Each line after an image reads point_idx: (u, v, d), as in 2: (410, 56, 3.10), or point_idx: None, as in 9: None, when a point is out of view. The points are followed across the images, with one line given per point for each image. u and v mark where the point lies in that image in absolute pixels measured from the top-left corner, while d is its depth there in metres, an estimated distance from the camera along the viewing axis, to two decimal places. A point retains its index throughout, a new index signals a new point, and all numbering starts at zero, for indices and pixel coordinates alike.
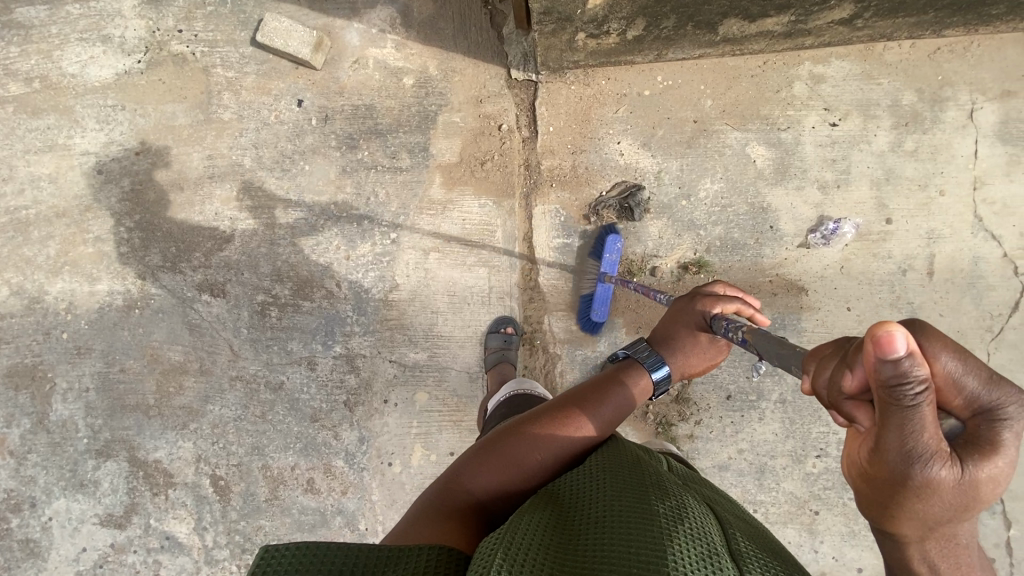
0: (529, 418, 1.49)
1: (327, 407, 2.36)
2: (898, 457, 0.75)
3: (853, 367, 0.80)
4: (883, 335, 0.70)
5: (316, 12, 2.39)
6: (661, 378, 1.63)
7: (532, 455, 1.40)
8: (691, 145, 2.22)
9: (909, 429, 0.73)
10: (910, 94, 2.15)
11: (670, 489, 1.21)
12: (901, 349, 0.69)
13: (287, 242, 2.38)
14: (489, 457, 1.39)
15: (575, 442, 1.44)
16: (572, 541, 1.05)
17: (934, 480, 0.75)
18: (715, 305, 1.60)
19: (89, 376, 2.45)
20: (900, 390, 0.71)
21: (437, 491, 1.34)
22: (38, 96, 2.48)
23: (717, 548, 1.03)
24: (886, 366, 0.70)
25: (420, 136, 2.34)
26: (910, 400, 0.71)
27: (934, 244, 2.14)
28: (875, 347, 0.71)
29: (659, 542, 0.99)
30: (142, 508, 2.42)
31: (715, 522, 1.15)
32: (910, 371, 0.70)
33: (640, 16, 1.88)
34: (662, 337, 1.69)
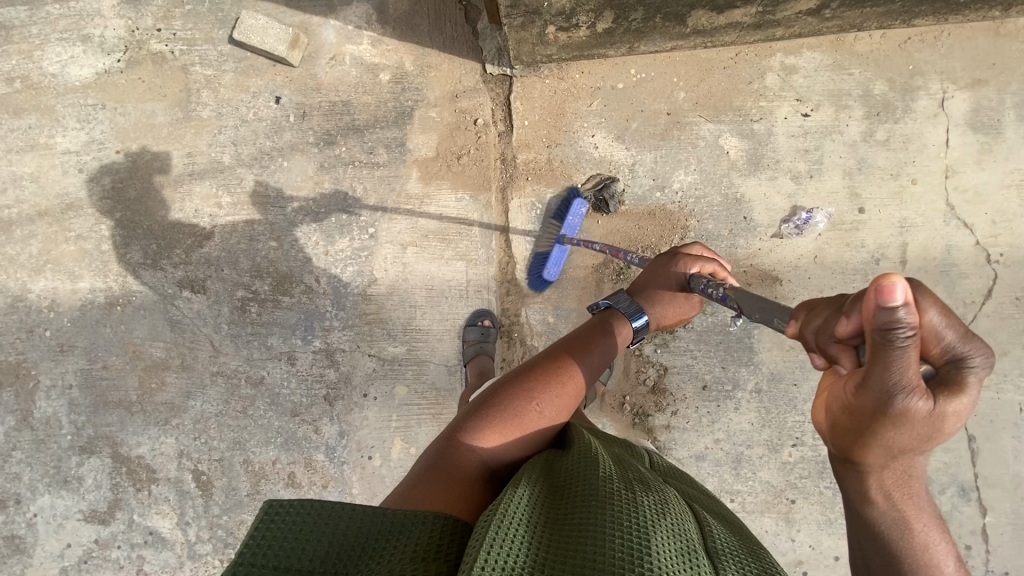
0: (518, 374, 1.44)
1: (307, 402, 2.38)
2: (879, 390, 0.78)
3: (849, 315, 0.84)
4: (883, 284, 0.72)
5: (293, 10, 2.41)
6: (640, 326, 1.67)
7: (530, 406, 1.34)
8: (664, 138, 2.24)
9: (898, 369, 0.75)
10: (881, 83, 2.17)
11: (654, 484, 1.13)
12: (900, 297, 0.71)
13: (266, 238, 2.40)
14: (487, 415, 1.31)
15: (570, 392, 1.43)
16: (558, 522, 0.96)
17: (909, 412, 0.78)
18: (694, 264, 1.65)
19: (72, 373, 2.47)
20: (893, 334, 0.73)
21: (433, 458, 1.22)
22: (19, 96, 2.51)
23: (696, 546, 0.95)
24: (883, 313, 0.73)
25: (397, 131, 2.36)
26: (902, 342, 0.73)
27: (906, 233, 2.15)
28: (878, 293, 0.72)
29: (643, 532, 0.92)
30: (126, 503, 2.44)
31: (696, 518, 1.08)
32: (906, 319, 0.72)
33: (608, 8, 1.89)
34: (643, 291, 1.71)
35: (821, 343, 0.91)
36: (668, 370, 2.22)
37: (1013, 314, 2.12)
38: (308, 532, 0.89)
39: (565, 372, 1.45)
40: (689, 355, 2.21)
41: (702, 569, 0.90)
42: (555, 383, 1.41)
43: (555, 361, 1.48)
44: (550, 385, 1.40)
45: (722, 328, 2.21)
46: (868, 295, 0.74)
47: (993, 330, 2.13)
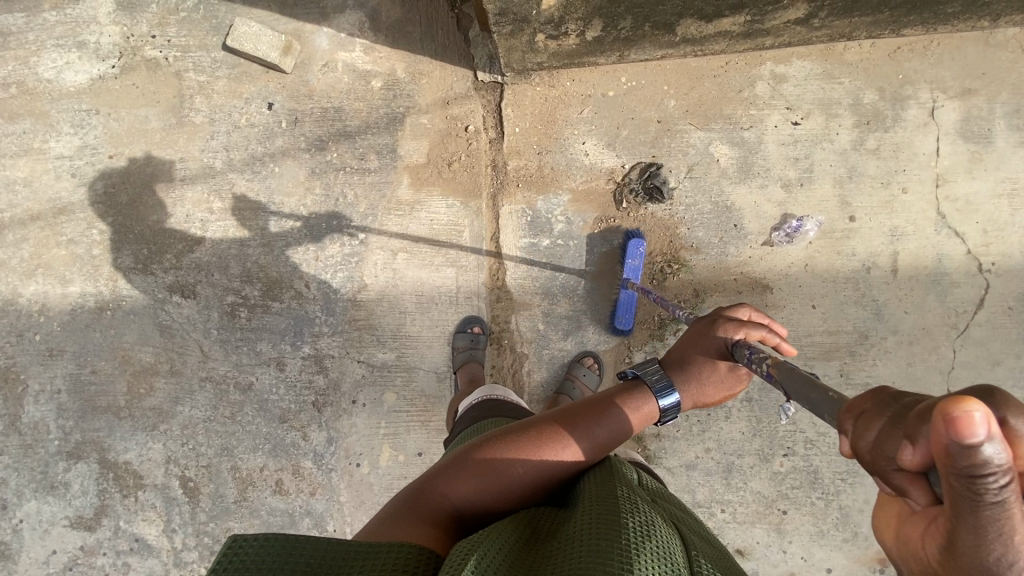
0: (516, 430, 1.34)
1: (296, 408, 2.37)
2: (982, 552, 0.59)
3: (912, 440, 0.63)
4: (955, 413, 0.55)
5: (287, 17, 2.42)
6: (669, 406, 1.41)
7: (516, 467, 1.25)
8: (655, 145, 2.24)
9: (992, 524, 0.58)
10: (871, 92, 2.17)
11: (640, 502, 1.11)
12: (982, 432, 0.54)
13: (256, 243, 2.40)
14: (469, 465, 1.25)
15: (565, 462, 1.28)
16: (542, 560, 0.94)
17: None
18: (738, 331, 1.36)
19: (60, 378, 2.46)
20: (982, 480, 0.56)
21: (411, 492, 1.21)
22: (14, 101, 2.53)
23: (682, 569, 0.93)
24: (962, 454, 0.55)
25: (388, 137, 2.36)
26: (996, 489, 0.56)
27: (898, 241, 2.14)
28: (950, 427, 0.55)
29: (627, 558, 0.89)
30: (112, 510, 2.42)
31: (681, 540, 1.05)
32: (992, 458, 0.54)
33: (596, 16, 1.90)
34: (678, 361, 1.44)
35: (872, 463, 0.69)
36: None
37: (1006, 324, 2.10)
38: (273, 564, 0.85)
39: (564, 436, 1.29)
40: None
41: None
42: (549, 447, 1.28)
43: (559, 421, 1.33)
44: (541, 450, 1.27)
45: None
46: (936, 423, 0.57)
47: (984, 340, 2.12)
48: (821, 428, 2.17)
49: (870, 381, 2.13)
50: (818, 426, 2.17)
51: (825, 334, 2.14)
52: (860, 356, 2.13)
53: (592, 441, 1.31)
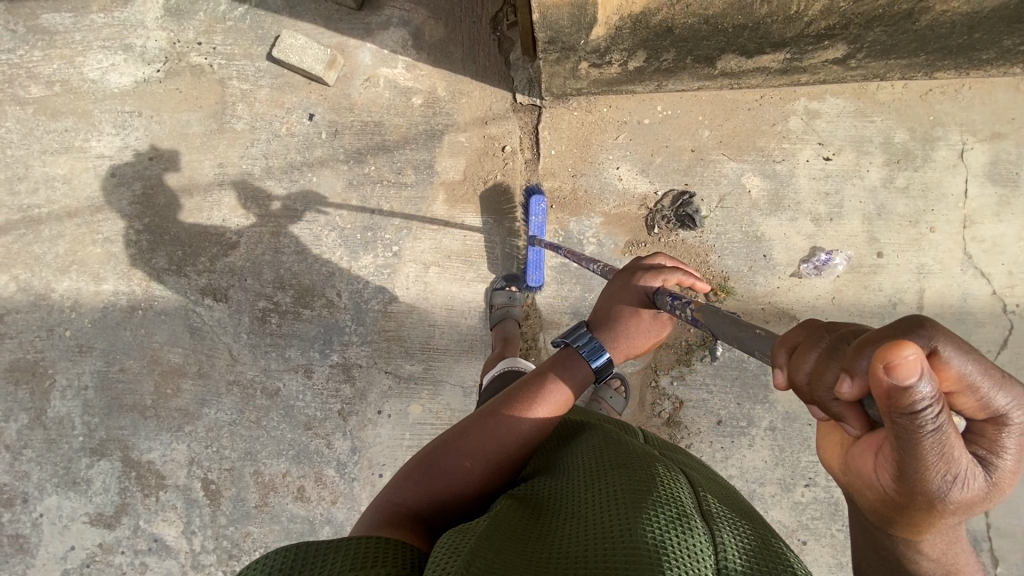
0: (457, 429, 1.41)
1: (321, 416, 2.39)
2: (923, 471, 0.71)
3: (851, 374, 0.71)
4: (893, 359, 0.62)
5: (331, 31, 2.47)
6: (603, 365, 1.50)
7: (464, 463, 1.33)
8: (689, 173, 2.28)
9: (928, 445, 0.68)
10: (902, 132, 2.22)
11: (639, 462, 1.18)
12: (912, 373, 0.61)
13: (291, 250, 2.43)
14: (422, 472, 1.32)
15: (508, 446, 1.37)
16: (549, 532, 1.03)
17: (963, 488, 0.71)
18: (656, 280, 1.46)
19: (89, 374, 2.49)
20: (913, 411, 0.64)
21: (373, 510, 1.25)
22: (58, 99, 2.59)
23: (687, 510, 1.00)
24: (895, 392, 0.63)
25: (426, 153, 2.41)
26: (929, 416, 0.65)
27: (924, 278, 2.18)
28: (888, 372, 0.62)
29: (629, 517, 0.96)
30: (132, 508, 2.44)
31: (686, 487, 1.12)
32: (922, 392, 0.63)
33: (641, 48, 1.92)
34: (602, 319, 1.54)
35: (811, 394, 0.79)
36: (683, 404, 2.23)
37: None
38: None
39: (504, 422, 1.38)
40: (706, 390, 2.23)
41: (696, 532, 0.95)
42: (492, 436, 1.36)
43: (496, 410, 1.42)
44: (484, 437, 1.36)
45: (741, 365, 2.23)
46: (874, 369, 0.64)
47: None
48: None
49: None
50: None
51: None
52: None
53: (531, 420, 1.39)
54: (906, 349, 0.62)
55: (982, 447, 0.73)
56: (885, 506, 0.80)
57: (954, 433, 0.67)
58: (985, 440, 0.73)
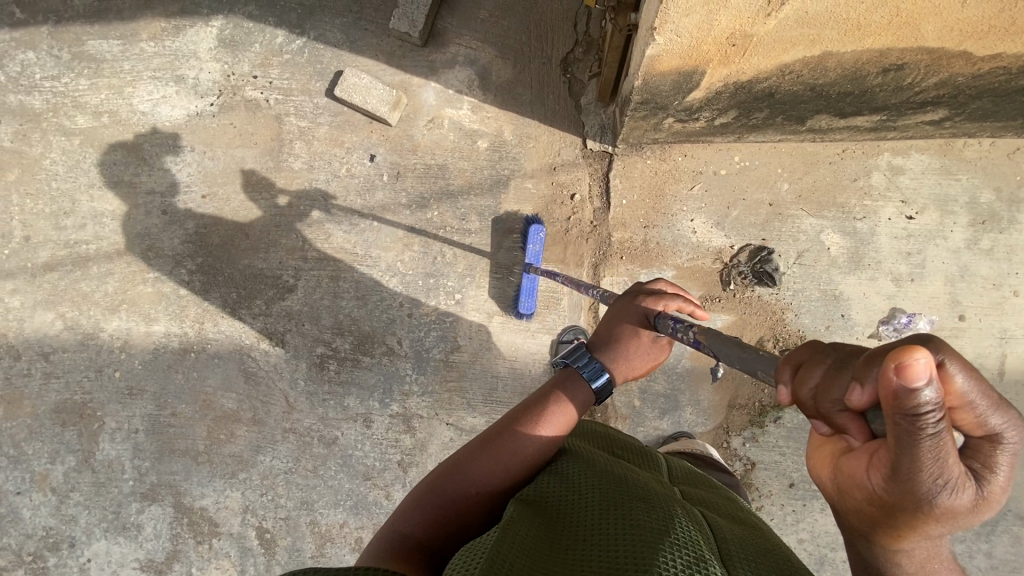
0: (465, 450, 1.31)
1: (380, 466, 2.35)
2: (911, 479, 0.74)
3: (861, 383, 0.72)
4: (906, 361, 0.65)
5: (394, 68, 2.39)
6: (603, 386, 1.42)
7: (471, 489, 1.24)
8: (766, 228, 2.21)
9: (928, 454, 0.71)
10: (988, 192, 2.16)
11: (657, 501, 1.09)
12: (922, 376, 0.65)
13: (351, 296, 2.37)
14: (427, 499, 1.23)
15: (515, 470, 1.27)
16: (559, 557, 0.94)
17: (951, 501, 0.75)
18: (657, 303, 1.41)
19: (139, 418, 2.43)
20: (920, 414, 0.68)
21: (382, 537, 1.17)
22: (106, 131, 2.49)
23: (706, 557, 0.92)
24: (906, 395, 0.66)
25: (491, 199, 2.33)
26: (931, 425, 0.68)
27: (1006, 343, 2.13)
28: (899, 373, 0.66)
29: (646, 556, 0.89)
30: (185, 556, 2.39)
31: (706, 533, 1.03)
32: (929, 398, 0.66)
33: (734, 108, 1.82)
34: (603, 338, 1.45)
35: (815, 408, 0.79)
36: (754, 465, 2.20)
37: None
38: None
39: (512, 444, 1.29)
40: (778, 451, 2.20)
41: None
42: (499, 460, 1.27)
43: (503, 430, 1.33)
44: (492, 462, 1.27)
45: None
46: (884, 371, 0.67)
47: None
48: None
49: None
50: None
51: None
52: None
53: (537, 443, 1.30)
54: (917, 353, 0.66)
55: (973, 459, 0.76)
56: (873, 508, 0.83)
57: (950, 440, 0.70)
58: (980, 454, 0.76)
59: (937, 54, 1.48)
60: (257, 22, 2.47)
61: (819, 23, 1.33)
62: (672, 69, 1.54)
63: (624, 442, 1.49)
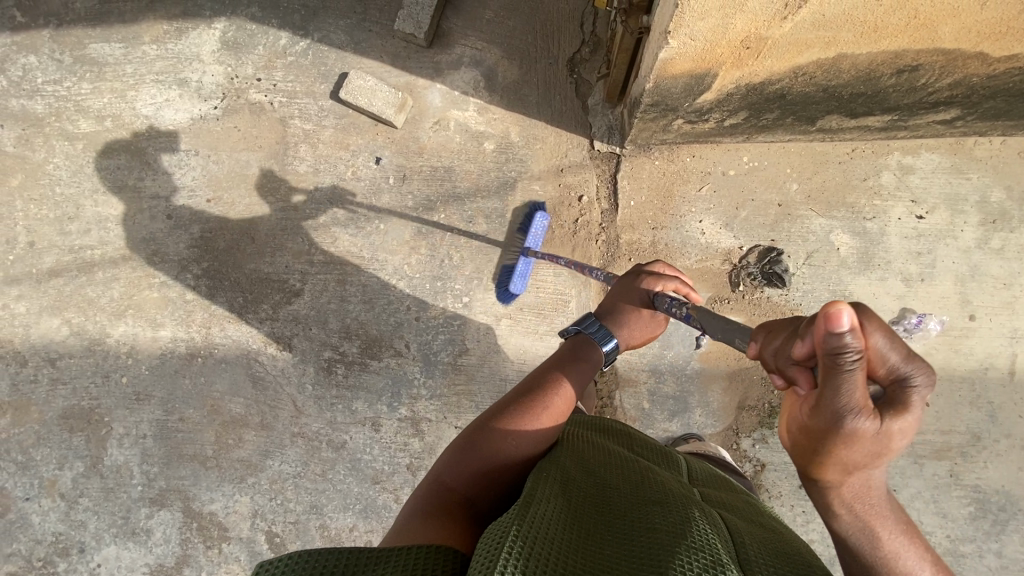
0: (495, 410, 1.33)
1: (389, 470, 2.35)
2: (832, 416, 0.80)
3: (803, 337, 0.84)
4: (832, 311, 0.73)
5: (399, 70, 2.38)
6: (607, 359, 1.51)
7: (508, 443, 1.24)
8: (775, 229, 2.20)
9: (847, 395, 0.78)
10: (998, 191, 2.14)
11: (674, 502, 1.06)
12: (846, 324, 0.73)
13: (358, 300, 2.36)
14: (466, 452, 1.23)
15: (548, 424, 1.30)
16: (586, 544, 0.91)
17: (865, 438, 0.82)
18: (657, 283, 1.48)
19: (147, 423, 2.42)
20: (841, 359, 0.75)
21: (421, 499, 1.16)
22: (109, 135, 2.47)
23: (723, 559, 0.88)
24: (832, 340, 0.74)
25: (498, 202, 2.32)
26: (850, 364, 0.75)
27: (1017, 343, 2.13)
28: (827, 321, 0.73)
29: (660, 558, 0.85)
30: (194, 560, 2.39)
31: (725, 535, 0.99)
32: (851, 345, 0.74)
33: (745, 109, 1.80)
34: (607, 315, 1.53)
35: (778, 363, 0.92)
36: (764, 466, 2.20)
37: None
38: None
39: (541, 401, 1.33)
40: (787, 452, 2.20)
41: None
42: (531, 414, 1.29)
43: (530, 391, 1.36)
44: (525, 418, 1.28)
45: None
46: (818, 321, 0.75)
47: None
48: (928, 527, 2.13)
49: (979, 483, 2.13)
50: (928, 526, 2.13)
51: (937, 433, 2.15)
52: (971, 458, 2.14)
53: (563, 397, 1.35)
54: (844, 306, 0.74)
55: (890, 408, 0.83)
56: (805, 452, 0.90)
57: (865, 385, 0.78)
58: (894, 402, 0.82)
59: (952, 54, 1.47)
60: (260, 24, 2.45)
61: (835, 25, 1.32)
62: (684, 71, 1.53)
63: (643, 442, 1.46)
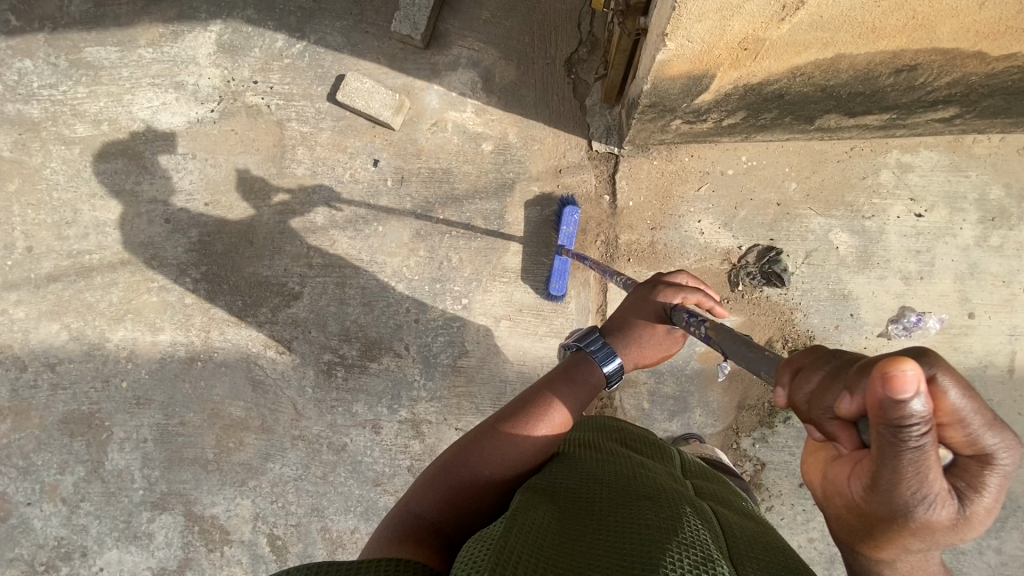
0: (478, 432, 1.32)
1: (390, 472, 2.35)
2: (890, 491, 0.69)
3: (852, 391, 0.69)
4: (892, 370, 0.61)
5: (396, 71, 2.37)
6: (613, 373, 1.41)
7: (482, 472, 1.24)
8: (773, 228, 2.20)
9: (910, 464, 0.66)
10: (997, 188, 2.14)
11: (665, 497, 1.06)
12: (911, 388, 0.61)
13: (357, 303, 2.35)
14: (441, 476, 1.24)
15: (527, 452, 1.26)
16: (572, 544, 0.90)
17: (929, 512, 0.70)
18: (676, 295, 1.39)
19: (148, 427, 2.42)
20: (904, 427, 0.63)
21: (394, 519, 1.19)
22: (105, 139, 2.46)
23: (714, 556, 0.88)
24: (893, 406, 0.62)
25: (496, 203, 2.32)
26: (917, 437, 0.64)
27: (1016, 340, 2.13)
28: (886, 383, 0.61)
29: (650, 555, 0.85)
30: (196, 563, 2.40)
31: (716, 530, 0.99)
32: (917, 411, 0.62)
33: (742, 109, 1.79)
34: (618, 326, 1.44)
35: (808, 412, 0.76)
36: (764, 465, 2.20)
37: None
38: None
39: (523, 427, 1.29)
40: (787, 451, 2.20)
41: None
42: (510, 442, 1.26)
43: (515, 413, 1.33)
44: (503, 444, 1.26)
45: None
46: (872, 381, 0.63)
47: None
48: None
49: None
50: None
51: None
52: None
53: (549, 425, 1.30)
54: (906, 363, 0.62)
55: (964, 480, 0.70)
56: (851, 516, 0.79)
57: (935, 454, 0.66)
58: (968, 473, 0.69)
59: (950, 54, 1.47)
60: (256, 27, 2.44)
61: (833, 26, 1.32)
62: (682, 73, 1.53)
63: (636, 435, 1.44)
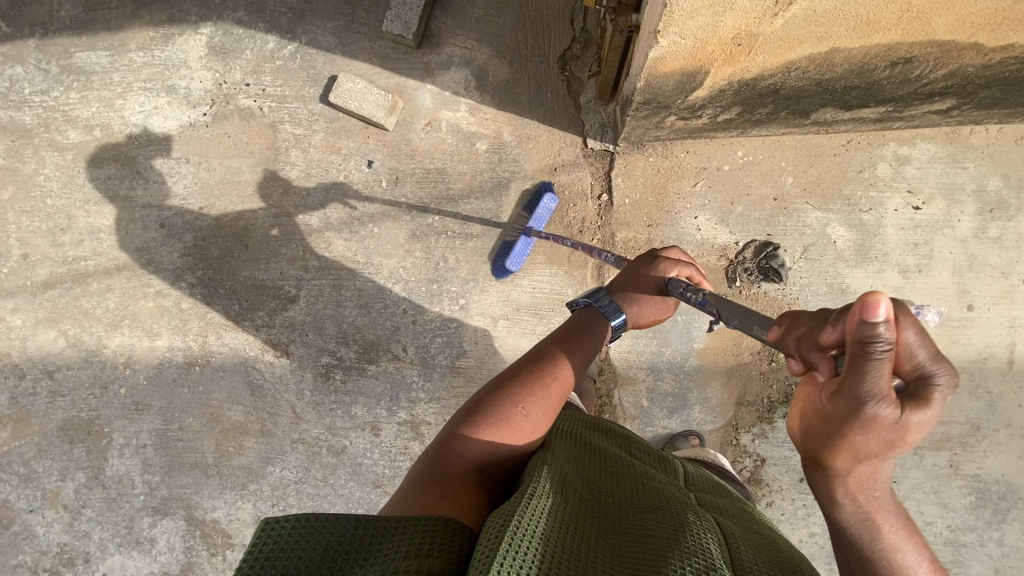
0: (505, 377, 1.34)
1: (390, 474, 2.35)
2: (850, 401, 0.81)
3: (835, 324, 0.85)
4: (870, 300, 0.74)
5: (388, 72, 2.35)
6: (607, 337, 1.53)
7: (517, 410, 1.24)
8: (770, 224, 2.19)
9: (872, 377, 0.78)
10: (996, 179, 2.13)
11: (669, 506, 1.06)
12: (882, 314, 0.74)
13: (353, 305, 2.35)
14: (476, 418, 1.22)
15: (555, 393, 1.32)
16: (581, 541, 0.90)
17: (878, 421, 0.81)
18: (672, 269, 1.50)
19: (147, 433, 2.42)
20: (871, 346, 0.76)
21: (426, 463, 1.14)
22: (98, 145, 2.45)
23: (717, 563, 0.88)
24: (865, 327, 0.75)
25: (491, 203, 2.31)
26: (879, 354, 0.76)
27: (1016, 332, 2.12)
28: (863, 309, 0.75)
29: (655, 562, 0.85)
30: (199, 567, 2.40)
31: (721, 539, 0.99)
32: (884, 334, 0.75)
33: (738, 104, 1.78)
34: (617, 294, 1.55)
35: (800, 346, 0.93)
36: (764, 461, 2.20)
37: None
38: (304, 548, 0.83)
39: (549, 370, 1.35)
40: (787, 446, 2.20)
41: None
42: (540, 381, 1.31)
43: (539, 360, 1.38)
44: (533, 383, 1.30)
45: None
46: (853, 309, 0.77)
47: None
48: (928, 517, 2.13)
49: (979, 472, 2.14)
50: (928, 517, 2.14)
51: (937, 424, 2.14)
52: (970, 447, 2.14)
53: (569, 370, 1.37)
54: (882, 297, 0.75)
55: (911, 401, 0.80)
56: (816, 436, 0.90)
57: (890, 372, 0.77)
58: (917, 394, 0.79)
59: (947, 45, 1.45)
60: (247, 29, 2.42)
61: (827, 20, 1.31)
62: (676, 70, 1.52)
63: (641, 445, 1.47)
